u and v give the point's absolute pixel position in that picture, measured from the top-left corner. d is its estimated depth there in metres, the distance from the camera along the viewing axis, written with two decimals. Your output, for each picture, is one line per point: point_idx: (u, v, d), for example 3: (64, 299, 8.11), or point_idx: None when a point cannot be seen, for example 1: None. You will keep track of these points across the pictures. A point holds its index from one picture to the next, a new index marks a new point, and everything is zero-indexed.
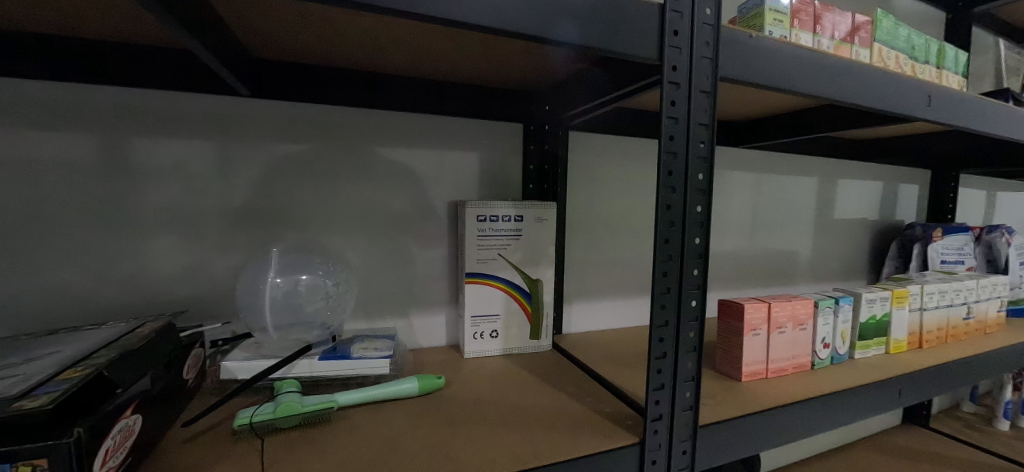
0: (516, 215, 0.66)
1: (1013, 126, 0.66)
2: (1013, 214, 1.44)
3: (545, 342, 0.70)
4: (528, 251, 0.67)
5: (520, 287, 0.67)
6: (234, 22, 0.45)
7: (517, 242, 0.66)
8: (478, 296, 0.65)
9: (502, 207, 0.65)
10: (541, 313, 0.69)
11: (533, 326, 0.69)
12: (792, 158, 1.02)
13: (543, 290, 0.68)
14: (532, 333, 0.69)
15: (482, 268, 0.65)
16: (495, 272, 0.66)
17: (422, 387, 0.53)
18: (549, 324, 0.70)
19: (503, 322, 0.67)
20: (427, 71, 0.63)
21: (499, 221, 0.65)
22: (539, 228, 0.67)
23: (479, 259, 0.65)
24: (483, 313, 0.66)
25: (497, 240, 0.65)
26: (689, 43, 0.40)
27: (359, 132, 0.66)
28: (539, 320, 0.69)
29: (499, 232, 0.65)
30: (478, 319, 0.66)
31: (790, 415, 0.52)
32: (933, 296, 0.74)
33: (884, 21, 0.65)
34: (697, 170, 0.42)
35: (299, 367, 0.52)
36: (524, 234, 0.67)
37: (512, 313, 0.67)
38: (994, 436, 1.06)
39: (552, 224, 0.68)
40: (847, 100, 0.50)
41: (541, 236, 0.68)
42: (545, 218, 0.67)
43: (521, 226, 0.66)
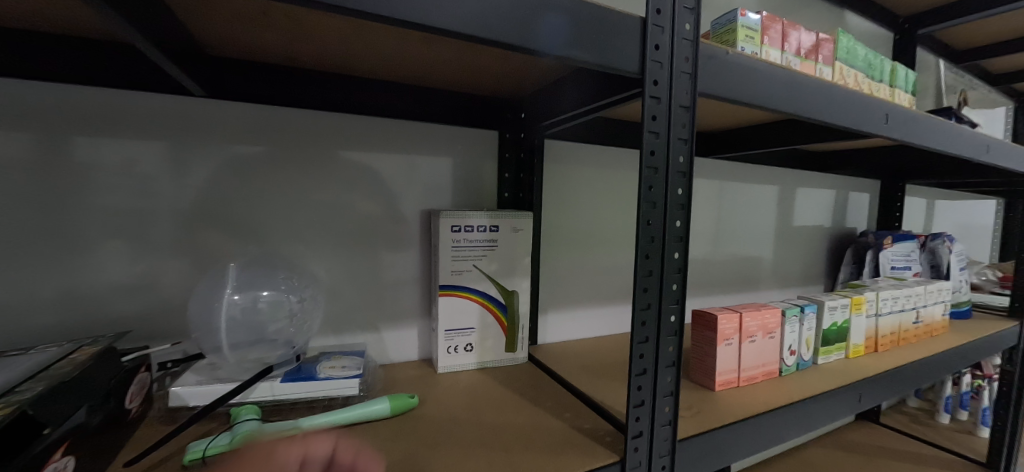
0: (492, 225, 0.64)
1: (958, 142, 0.70)
2: (950, 221, 1.56)
3: (524, 354, 0.69)
4: (505, 263, 0.66)
5: (497, 298, 0.66)
6: (189, 18, 0.42)
7: (492, 252, 0.65)
8: (453, 307, 0.63)
9: (477, 217, 0.63)
10: (518, 325, 0.68)
11: (509, 339, 0.68)
12: (755, 168, 1.06)
13: (519, 302, 0.67)
14: (509, 346, 0.68)
15: (456, 279, 0.63)
16: (470, 283, 0.64)
17: (394, 408, 0.50)
18: (524, 335, 0.69)
19: (479, 335, 0.65)
20: (399, 75, 0.60)
21: (474, 231, 0.63)
22: (515, 238, 0.66)
23: (454, 270, 0.63)
24: (457, 327, 0.64)
25: (472, 251, 0.63)
26: (669, 58, 0.40)
27: (325, 137, 0.62)
28: (517, 332, 0.68)
29: (475, 242, 0.63)
30: (453, 333, 0.63)
31: (762, 423, 0.53)
32: (887, 302, 0.79)
33: (844, 40, 0.68)
34: (677, 185, 0.42)
35: (260, 390, 0.49)
36: (500, 245, 0.65)
37: (489, 325, 0.65)
38: (936, 429, 1.14)
39: (528, 234, 0.67)
40: (814, 117, 0.52)
41: (519, 245, 0.66)
42: (522, 228, 0.66)
43: (497, 237, 0.65)
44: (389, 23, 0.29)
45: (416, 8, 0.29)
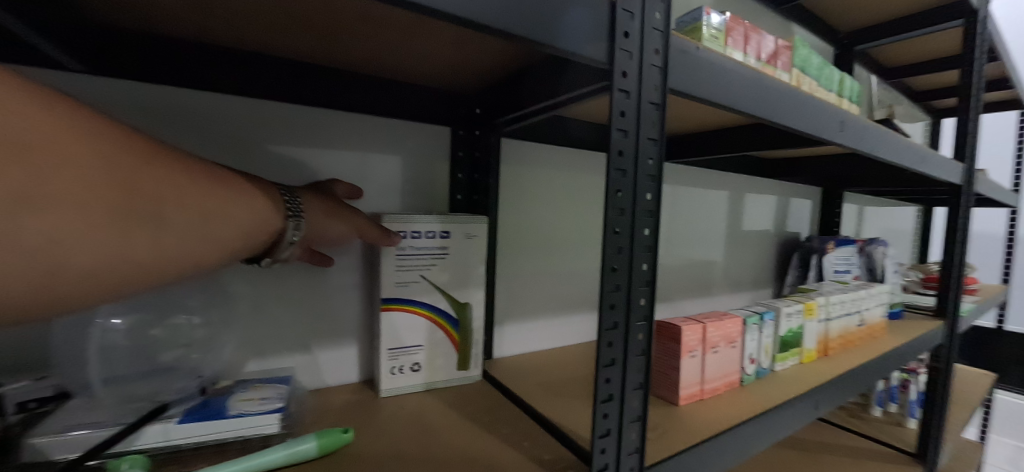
0: (442, 231, 0.58)
1: (900, 152, 0.73)
2: (878, 226, 1.69)
3: (478, 371, 0.63)
4: (458, 273, 0.60)
5: (448, 311, 0.60)
6: None
7: (442, 261, 0.59)
8: (398, 323, 0.56)
9: (425, 222, 0.56)
10: (471, 340, 0.62)
11: (462, 356, 0.62)
12: (708, 174, 1.07)
13: (472, 315, 0.61)
14: (461, 363, 0.62)
15: (400, 292, 0.56)
16: (417, 296, 0.57)
17: (323, 446, 0.42)
18: (478, 351, 0.63)
19: (428, 353, 0.58)
20: (339, 59, 0.51)
21: (422, 238, 0.57)
22: (469, 245, 0.60)
23: (398, 281, 0.56)
24: (403, 345, 0.56)
25: (420, 260, 0.57)
26: (638, 47, 0.36)
27: (246, 128, 0.53)
28: (471, 347, 0.62)
29: (423, 250, 0.57)
30: (399, 352, 0.56)
31: (729, 441, 0.50)
32: (836, 306, 0.81)
33: (800, 48, 0.69)
34: (646, 190, 0.38)
35: (149, 435, 0.40)
36: (451, 253, 0.59)
37: (439, 341, 0.59)
38: (870, 422, 1.21)
39: (483, 241, 0.61)
40: (778, 121, 0.50)
41: (473, 252, 0.61)
42: (477, 234, 0.61)
43: (448, 243, 0.59)
44: None
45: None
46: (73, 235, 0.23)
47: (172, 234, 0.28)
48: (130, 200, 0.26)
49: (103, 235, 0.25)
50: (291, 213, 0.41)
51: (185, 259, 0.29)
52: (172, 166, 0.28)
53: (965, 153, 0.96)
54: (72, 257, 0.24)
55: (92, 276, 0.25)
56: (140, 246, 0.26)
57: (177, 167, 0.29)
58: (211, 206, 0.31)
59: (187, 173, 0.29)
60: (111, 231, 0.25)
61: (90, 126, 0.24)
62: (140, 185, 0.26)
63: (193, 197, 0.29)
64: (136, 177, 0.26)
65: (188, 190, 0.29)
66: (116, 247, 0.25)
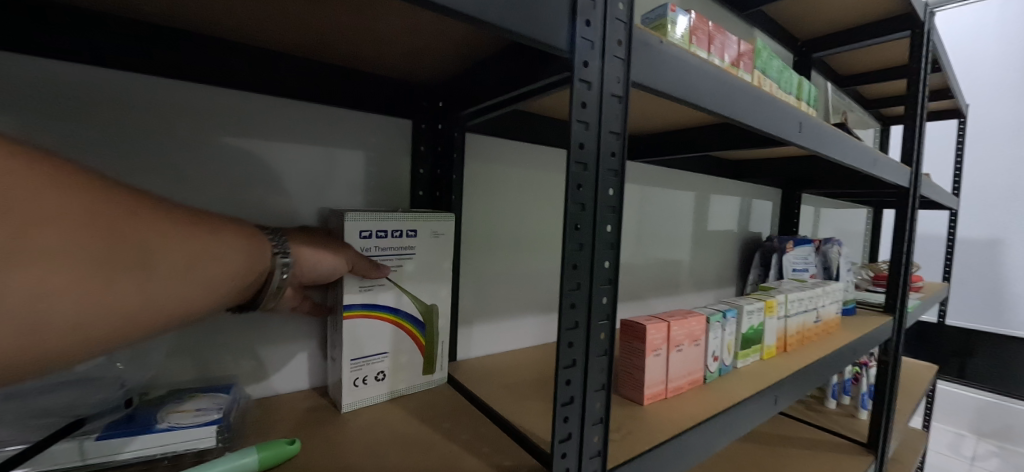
0: (409, 230, 0.55)
1: (854, 154, 0.76)
2: (833, 226, 1.77)
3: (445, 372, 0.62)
4: (425, 273, 0.57)
5: (414, 313, 0.57)
6: None
7: (408, 261, 0.56)
8: (361, 330, 0.52)
9: (390, 221, 0.53)
10: (438, 342, 0.60)
11: (428, 360, 0.59)
12: (675, 174, 1.09)
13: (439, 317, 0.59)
14: (427, 367, 0.59)
15: (364, 296, 0.52)
16: (381, 299, 0.53)
17: (265, 460, 0.39)
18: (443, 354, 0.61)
19: (393, 360, 0.55)
20: (289, 43, 0.47)
21: (387, 237, 0.53)
22: (436, 244, 0.58)
23: (363, 285, 0.51)
24: (368, 353, 0.53)
25: (384, 260, 0.53)
26: (600, 37, 0.35)
27: (183, 113, 0.47)
28: (437, 350, 0.60)
29: (387, 250, 0.54)
30: (363, 361, 0.52)
31: (692, 440, 0.50)
32: (795, 304, 0.83)
33: (762, 52, 0.70)
34: (608, 184, 0.37)
35: (61, 453, 0.36)
36: (417, 252, 0.56)
37: (404, 346, 0.56)
38: (826, 414, 1.27)
39: (449, 240, 0.59)
40: (739, 120, 0.51)
41: (440, 251, 0.59)
42: (445, 232, 0.59)
43: (414, 243, 0.56)
44: None
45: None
46: (52, 286, 0.20)
47: (166, 284, 0.25)
48: (120, 255, 0.23)
49: (83, 285, 0.21)
50: (279, 253, 0.38)
51: (173, 309, 0.26)
52: (160, 212, 0.26)
53: (912, 157, 1.01)
54: (57, 318, 0.20)
55: (75, 341, 0.22)
56: (129, 301, 0.23)
57: (163, 211, 0.26)
58: (199, 249, 0.27)
59: (173, 219, 0.26)
60: (103, 284, 0.22)
61: (59, 168, 0.21)
62: (131, 231, 0.23)
63: (180, 241, 0.26)
64: (114, 219, 0.23)
65: (179, 235, 0.26)
66: (104, 304, 0.22)
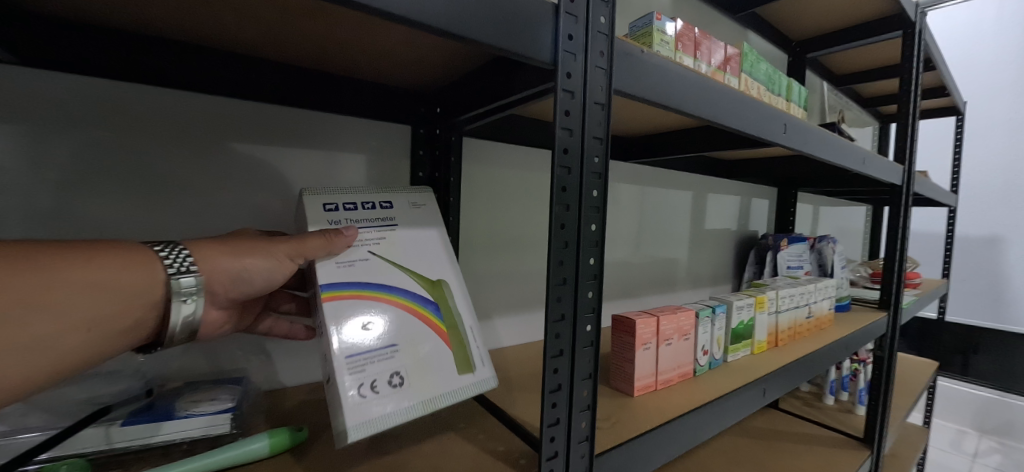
0: (382, 202, 0.49)
1: (841, 154, 0.78)
2: (831, 224, 1.78)
3: (486, 372, 0.47)
4: (415, 248, 0.48)
5: (416, 294, 0.45)
6: None
7: (392, 232, 0.47)
8: (355, 316, 0.40)
9: (358, 193, 0.48)
10: (459, 333, 0.47)
11: (456, 356, 0.45)
12: (671, 174, 1.11)
13: (450, 294, 0.48)
14: (460, 367, 0.45)
15: (345, 273, 0.41)
16: (371, 276, 0.43)
17: (274, 445, 0.42)
18: (473, 346, 0.47)
19: (406, 357, 0.41)
20: (293, 57, 0.50)
21: (358, 209, 0.46)
22: (419, 215, 0.51)
23: (341, 261, 0.42)
24: (371, 347, 0.40)
25: (364, 235, 0.45)
26: (583, 49, 0.38)
27: (197, 123, 0.51)
28: (463, 343, 0.47)
29: (363, 222, 0.46)
30: (368, 359, 0.39)
31: (678, 429, 0.52)
32: (785, 299, 0.85)
33: (749, 55, 0.72)
34: (592, 186, 0.40)
35: (91, 438, 0.39)
36: (400, 223, 0.49)
37: (418, 338, 0.43)
38: (824, 410, 1.28)
39: (434, 208, 0.53)
40: (723, 122, 0.53)
41: (428, 222, 0.51)
42: (426, 203, 0.52)
43: (392, 214, 0.49)
44: None
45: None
46: None
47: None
48: None
49: None
50: (173, 271, 0.32)
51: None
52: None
53: (904, 155, 1.03)
54: None
55: None
56: None
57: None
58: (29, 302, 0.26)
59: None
60: None
61: None
62: None
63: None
64: None
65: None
66: None
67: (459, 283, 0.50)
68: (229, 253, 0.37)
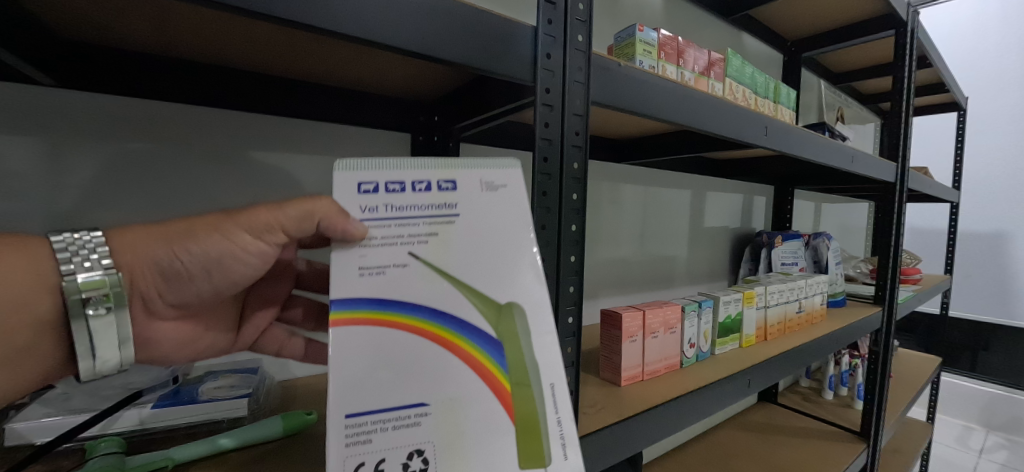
0: (443, 181, 0.33)
1: (827, 153, 0.80)
2: (834, 220, 1.78)
3: (573, 465, 0.32)
4: (480, 258, 0.33)
5: (474, 328, 0.32)
6: (36, 6, 0.36)
7: (449, 229, 0.32)
8: (377, 356, 0.29)
9: (410, 164, 0.32)
10: (533, 396, 0.32)
11: (522, 428, 0.32)
12: (667, 173, 1.13)
13: (526, 336, 0.33)
14: (526, 457, 0.31)
15: (372, 287, 0.30)
16: (408, 297, 0.30)
17: (287, 427, 0.47)
18: (550, 418, 0.32)
19: (442, 428, 0.30)
20: (299, 74, 0.55)
21: (406, 191, 0.32)
22: (493, 202, 0.34)
23: (366, 267, 0.30)
24: (391, 408, 0.29)
25: (407, 229, 0.31)
26: (561, 67, 0.42)
27: (215, 135, 0.56)
28: (538, 416, 0.32)
29: (410, 210, 0.32)
30: (382, 425, 0.28)
31: (661, 415, 0.56)
32: (775, 295, 0.88)
33: (733, 60, 0.75)
34: (571, 190, 0.44)
35: (126, 419, 0.44)
36: (463, 216, 0.33)
37: (466, 401, 0.31)
38: (823, 405, 1.30)
39: (518, 194, 0.35)
40: (702, 127, 0.56)
41: (508, 215, 0.34)
42: (508, 182, 0.35)
43: (454, 200, 0.33)
44: (254, 17, 0.27)
45: (289, 6, 0.28)
46: None
47: None
48: None
49: None
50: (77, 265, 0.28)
51: None
52: None
53: (897, 153, 1.05)
54: None
55: None
56: None
57: None
58: None
59: None
60: None
61: None
62: None
63: None
64: None
65: None
66: None
67: (543, 317, 0.34)
68: (161, 240, 0.32)
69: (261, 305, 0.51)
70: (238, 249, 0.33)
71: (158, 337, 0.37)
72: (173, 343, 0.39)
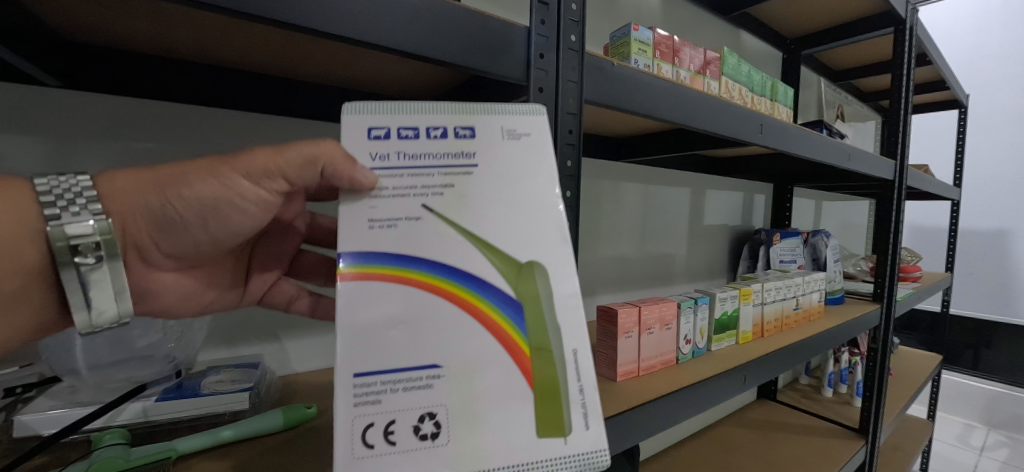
0: (460, 128, 0.34)
1: (823, 150, 0.80)
2: (834, 219, 1.78)
3: (592, 433, 0.32)
4: (500, 212, 0.33)
5: (494, 289, 0.32)
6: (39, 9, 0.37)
7: (465, 178, 0.33)
8: (394, 313, 0.30)
9: (427, 111, 0.33)
10: (554, 360, 0.32)
11: (541, 395, 0.31)
12: (666, 172, 1.14)
13: (547, 301, 0.33)
14: (543, 424, 0.31)
15: (387, 241, 0.31)
16: (422, 253, 0.31)
17: (288, 420, 0.48)
18: (570, 386, 0.32)
19: (455, 391, 0.30)
20: (298, 75, 0.55)
21: (421, 137, 0.33)
22: (514, 149, 0.34)
23: (377, 220, 0.31)
24: (401, 369, 0.30)
25: (421, 179, 0.32)
26: (554, 66, 0.42)
27: (215, 135, 0.57)
28: (557, 380, 0.32)
29: (425, 157, 0.32)
30: (392, 386, 0.29)
31: (657, 411, 0.56)
32: (772, 292, 0.88)
33: (729, 58, 0.75)
34: (565, 188, 0.44)
35: (130, 412, 0.45)
36: (481, 165, 0.33)
37: (481, 365, 0.31)
38: (822, 402, 1.31)
39: (539, 143, 0.35)
40: (696, 124, 0.57)
41: (526, 165, 0.34)
42: (529, 131, 0.35)
43: (471, 148, 0.33)
44: (251, 20, 0.28)
45: (285, 9, 0.29)
46: None
47: None
48: None
49: None
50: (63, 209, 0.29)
51: None
52: None
53: (896, 150, 1.05)
54: None
55: None
56: None
57: None
58: None
59: None
60: None
61: None
62: None
63: None
64: None
65: None
66: None
67: (565, 279, 0.33)
68: (152, 184, 0.32)
69: (270, 260, 0.50)
70: (237, 195, 0.33)
71: (160, 286, 0.39)
72: (175, 297, 0.40)
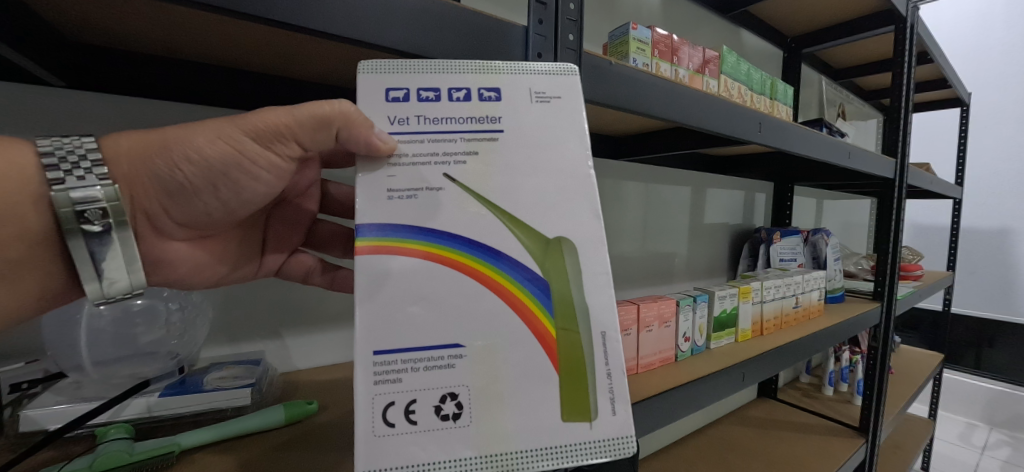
0: (483, 90, 0.35)
1: (823, 148, 0.80)
2: (835, 217, 1.77)
3: (620, 419, 0.33)
4: (527, 184, 0.34)
5: (520, 266, 0.33)
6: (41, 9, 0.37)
7: (486, 144, 0.34)
8: (419, 290, 0.31)
9: (452, 71, 0.35)
10: (581, 340, 0.33)
11: (569, 377, 0.32)
12: (666, 171, 1.14)
13: (575, 280, 0.34)
14: (569, 409, 0.32)
15: (411, 212, 0.32)
16: (443, 226, 0.32)
17: (290, 416, 0.49)
18: (598, 370, 0.33)
19: (477, 371, 0.31)
20: (297, 75, 0.55)
21: (443, 99, 0.34)
22: (541, 112, 0.35)
23: (395, 190, 0.32)
24: (425, 348, 0.31)
25: (442, 147, 0.33)
26: (552, 65, 0.42)
27: None
28: (584, 360, 0.33)
29: (447, 119, 0.34)
30: (414, 365, 0.30)
31: (655, 408, 0.56)
32: (772, 290, 0.88)
33: (728, 57, 0.75)
34: None
35: (133, 407, 0.46)
36: (506, 129, 0.34)
37: (503, 344, 0.32)
38: (823, 400, 1.31)
39: (564, 109, 0.36)
40: (695, 123, 0.57)
41: (549, 129, 0.35)
42: (557, 94, 0.36)
43: (494, 111, 0.35)
44: (250, 19, 0.28)
45: (285, 9, 0.29)
46: None
47: None
48: None
49: None
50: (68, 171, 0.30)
51: None
52: None
53: (897, 148, 1.05)
54: None
55: None
56: None
57: None
58: None
59: None
60: None
61: None
62: None
63: None
64: None
65: None
66: None
67: (594, 257, 0.34)
68: (159, 148, 0.32)
69: (285, 225, 0.53)
70: (247, 159, 0.34)
71: (173, 256, 0.40)
72: (187, 266, 0.41)
